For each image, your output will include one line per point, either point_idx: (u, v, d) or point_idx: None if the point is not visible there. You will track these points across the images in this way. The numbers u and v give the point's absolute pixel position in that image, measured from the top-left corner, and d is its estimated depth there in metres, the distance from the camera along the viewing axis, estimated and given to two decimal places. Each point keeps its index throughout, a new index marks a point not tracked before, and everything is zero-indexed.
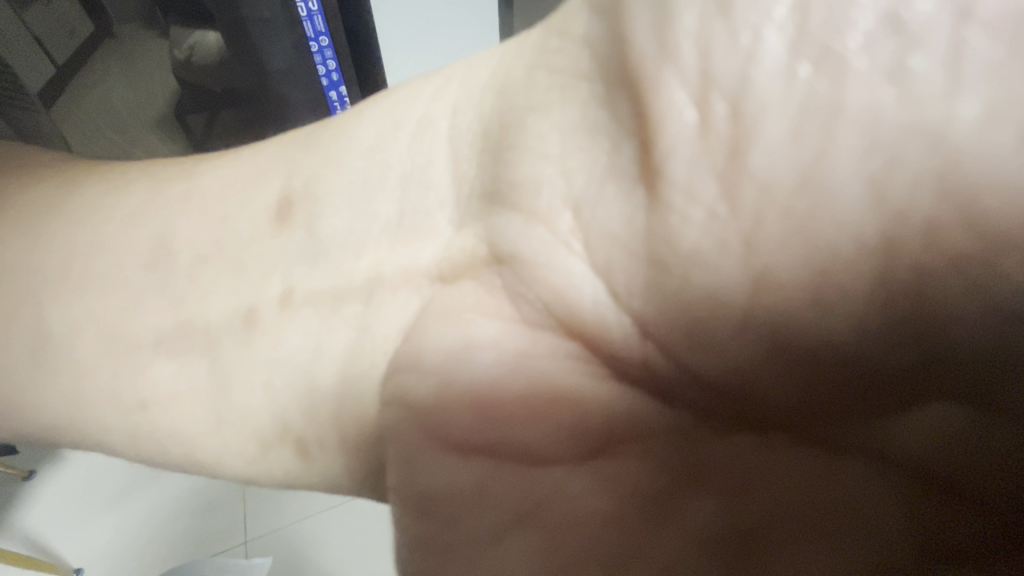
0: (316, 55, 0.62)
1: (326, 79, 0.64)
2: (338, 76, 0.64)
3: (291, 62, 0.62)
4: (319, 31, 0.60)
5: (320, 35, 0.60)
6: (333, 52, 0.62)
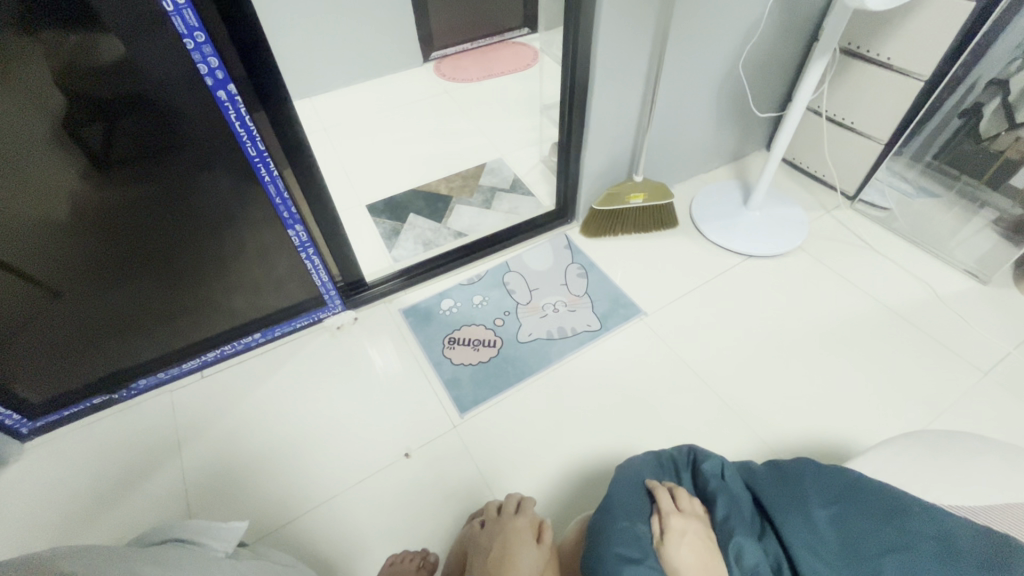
0: (194, 50, 0.77)
1: (212, 77, 0.81)
2: (221, 73, 0.82)
3: (171, 59, 0.78)
4: (192, 28, 0.75)
5: (194, 32, 0.76)
6: (209, 46, 0.78)
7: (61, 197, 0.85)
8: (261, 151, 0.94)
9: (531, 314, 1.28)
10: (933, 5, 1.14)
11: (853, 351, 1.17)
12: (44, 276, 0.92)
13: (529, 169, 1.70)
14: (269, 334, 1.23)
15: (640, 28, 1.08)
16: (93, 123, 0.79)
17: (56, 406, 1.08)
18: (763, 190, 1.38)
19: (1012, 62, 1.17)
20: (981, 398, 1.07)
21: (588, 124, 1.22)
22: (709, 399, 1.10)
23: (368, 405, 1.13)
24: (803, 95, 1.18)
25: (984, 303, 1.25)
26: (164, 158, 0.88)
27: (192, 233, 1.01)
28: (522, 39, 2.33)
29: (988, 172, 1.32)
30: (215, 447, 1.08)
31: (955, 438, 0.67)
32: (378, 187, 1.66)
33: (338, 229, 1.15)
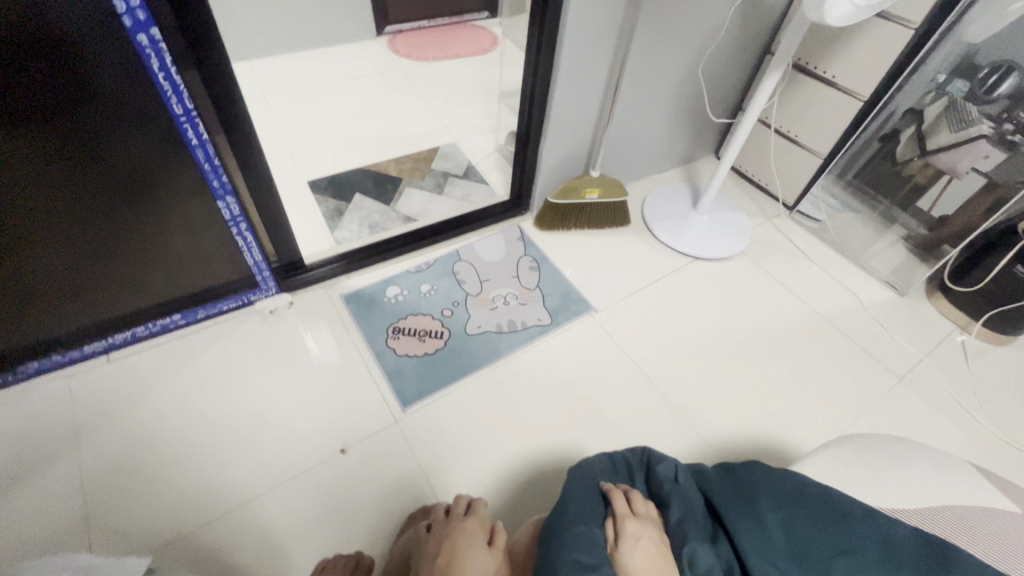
0: None
1: (131, 19, 0.70)
2: (143, 15, 0.71)
3: None
4: None
5: None
6: None
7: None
8: (189, 109, 0.83)
9: (481, 306, 1.24)
10: (877, 30, 1.21)
11: (788, 353, 1.23)
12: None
13: (483, 156, 1.65)
14: (189, 316, 1.12)
15: (606, 23, 1.06)
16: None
17: None
18: (712, 195, 1.41)
19: (927, 93, 1.27)
20: (896, 403, 1.16)
21: (548, 115, 1.19)
22: (654, 397, 1.12)
23: (302, 396, 1.04)
24: (756, 106, 1.21)
25: (900, 313, 1.34)
26: (68, 110, 0.75)
27: (99, 199, 0.88)
28: (481, 22, 2.26)
29: (900, 193, 1.44)
30: (119, 442, 0.96)
31: (886, 442, 0.71)
32: (320, 162, 1.55)
33: (275, 203, 1.05)
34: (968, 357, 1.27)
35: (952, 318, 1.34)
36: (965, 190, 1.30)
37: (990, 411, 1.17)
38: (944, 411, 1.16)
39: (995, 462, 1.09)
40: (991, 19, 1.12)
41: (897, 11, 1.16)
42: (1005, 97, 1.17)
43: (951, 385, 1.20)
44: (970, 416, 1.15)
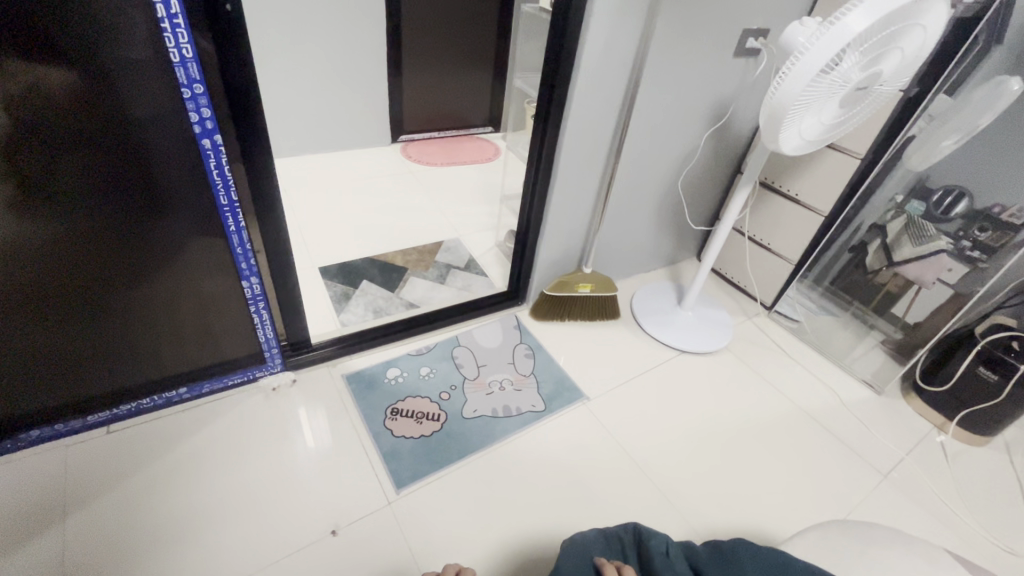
0: (189, 100, 0.81)
1: (200, 127, 0.84)
2: (211, 124, 0.85)
3: (163, 107, 0.81)
4: (193, 80, 0.79)
5: (194, 83, 0.79)
6: (205, 97, 0.81)
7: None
8: (233, 201, 0.95)
9: (477, 390, 1.28)
10: (829, 157, 1.41)
11: (774, 446, 1.26)
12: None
13: (483, 251, 1.78)
14: (195, 390, 1.15)
15: (596, 144, 1.24)
16: (41, 151, 0.76)
17: None
18: (695, 293, 1.53)
19: (887, 212, 1.45)
20: (883, 499, 1.17)
21: (546, 216, 1.33)
22: (646, 486, 1.13)
23: (296, 475, 1.05)
24: (730, 216, 1.36)
25: (880, 412, 1.40)
26: (112, 195, 0.86)
27: (120, 274, 0.96)
28: (485, 135, 2.54)
29: (874, 299, 1.58)
30: (105, 515, 0.94)
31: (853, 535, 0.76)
32: (333, 250, 1.67)
33: (293, 285, 1.14)
34: (948, 456, 1.30)
35: (928, 417, 1.39)
36: (933, 298, 1.42)
37: (976, 512, 1.18)
38: (931, 511, 1.17)
39: (989, 565, 1.08)
40: (930, 152, 1.32)
41: (844, 143, 1.37)
42: (961, 216, 1.32)
43: (935, 484, 1.23)
44: (958, 517, 1.16)
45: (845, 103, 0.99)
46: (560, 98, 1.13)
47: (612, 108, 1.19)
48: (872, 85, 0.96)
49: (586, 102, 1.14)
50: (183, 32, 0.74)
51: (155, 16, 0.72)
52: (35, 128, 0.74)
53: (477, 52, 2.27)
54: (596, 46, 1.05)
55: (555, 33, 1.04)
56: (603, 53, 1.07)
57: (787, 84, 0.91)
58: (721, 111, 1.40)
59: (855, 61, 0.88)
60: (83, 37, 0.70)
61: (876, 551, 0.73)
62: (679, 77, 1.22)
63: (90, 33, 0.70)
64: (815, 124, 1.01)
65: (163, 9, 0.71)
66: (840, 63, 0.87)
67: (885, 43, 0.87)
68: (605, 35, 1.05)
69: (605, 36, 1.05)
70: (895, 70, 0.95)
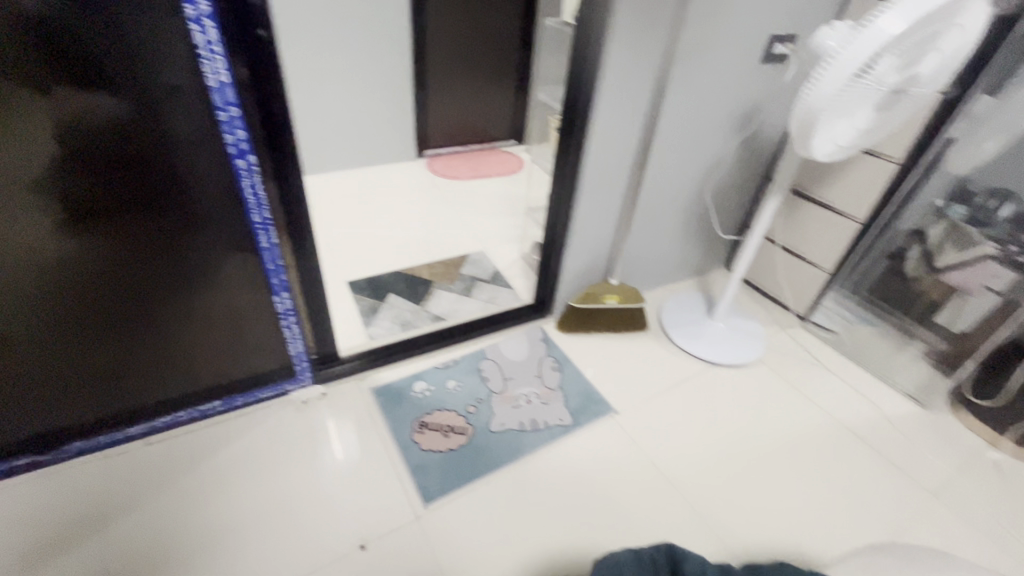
0: (225, 122, 0.84)
1: (236, 148, 0.87)
2: (246, 144, 0.87)
3: (200, 129, 0.84)
4: (229, 102, 0.82)
5: (229, 106, 0.82)
6: (240, 119, 0.84)
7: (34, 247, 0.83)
8: (266, 219, 0.98)
9: (504, 404, 1.27)
10: (864, 162, 1.36)
11: (813, 463, 1.21)
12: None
13: (509, 263, 1.78)
14: (228, 403, 1.18)
15: (621, 155, 1.24)
16: (87, 175, 0.80)
17: None
18: (725, 304, 1.49)
19: (927, 216, 1.39)
20: (932, 520, 1.11)
21: (571, 228, 1.32)
22: (678, 503, 1.10)
23: (326, 488, 1.06)
24: (760, 224, 1.33)
25: (926, 427, 1.33)
26: (152, 216, 0.89)
27: (158, 292, 0.99)
28: (510, 148, 2.56)
29: (915, 306, 1.51)
30: (144, 525, 0.97)
31: None
32: (361, 264, 1.70)
33: (323, 300, 1.17)
34: (1003, 475, 1.23)
35: (979, 433, 1.32)
36: (979, 307, 1.36)
37: None
38: (986, 534, 1.10)
39: None
40: (972, 154, 1.26)
41: (879, 148, 1.32)
42: (1007, 221, 1.26)
43: (990, 505, 1.15)
44: (1016, 541, 1.09)
45: (881, 107, 0.96)
46: (584, 109, 1.13)
47: (637, 119, 1.19)
48: (909, 87, 0.93)
49: (610, 113, 1.14)
50: (219, 57, 0.77)
51: (193, 44, 0.75)
52: (81, 154, 0.78)
53: (500, 66, 2.30)
54: (620, 56, 1.05)
55: (578, 45, 1.04)
56: (627, 63, 1.07)
57: (819, 89, 0.88)
58: (749, 118, 1.38)
59: (891, 63, 0.85)
60: (128, 67, 0.74)
61: None
62: (704, 85, 1.21)
63: (133, 61, 0.73)
64: (848, 129, 0.98)
65: (201, 36, 0.74)
66: (874, 66, 0.85)
67: (922, 44, 0.84)
68: (629, 46, 1.05)
69: (629, 47, 1.05)
70: (934, 72, 0.92)
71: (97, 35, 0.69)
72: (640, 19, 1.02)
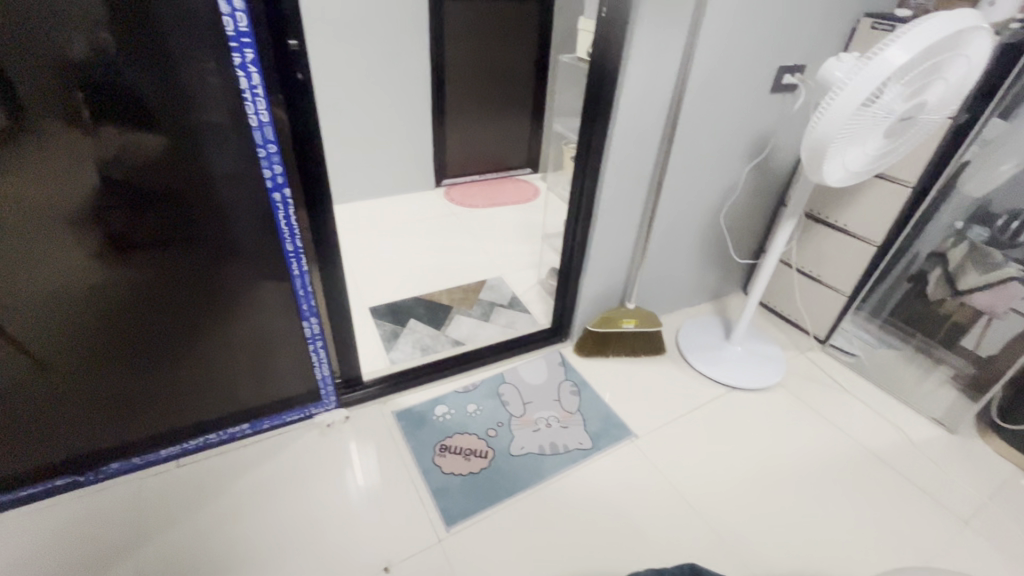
0: (264, 159, 0.90)
1: (272, 182, 0.93)
2: (282, 179, 0.93)
3: (240, 165, 0.90)
4: (268, 140, 0.88)
5: (268, 143, 0.88)
6: (277, 156, 0.90)
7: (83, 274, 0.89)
8: (298, 248, 1.03)
9: (523, 428, 1.28)
10: (877, 187, 1.38)
11: (838, 488, 1.19)
12: (33, 346, 0.92)
13: (526, 288, 1.82)
14: (256, 426, 1.21)
15: (635, 182, 1.28)
16: (136, 208, 0.86)
17: (32, 479, 1.05)
18: (743, 327, 1.50)
19: (947, 239, 1.40)
20: (966, 548, 1.08)
21: (589, 254, 1.36)
22: (701, 528, 1.09)
23: (350, 510, 1.07)
24: (776, 248, 1.34)
25: (955, 452, 1.30)
26: (191, 245, 0.95)
27: (192, 316, 1.04)
28: (525, 176, 2.63)
29: (942, 329, 1.49)
30: (173, 546, 0.99)
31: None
32: (382, 290, 1.74)
33: (348, 325, 1.20)
34: None
35: (1012, 458, 1.29)
36: (1007, 329, 1.32)
37: None
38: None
39: None
40: (987, 177, 1.29)
41: (892, 172, 1.34)
42: None
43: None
44: None
45: (891, 134, 0.99)
46: (599, 140, 1.17)
47: (650, 148, 1.23)
48: (917, 115, 0.96)
49: (624, 143, 1.18)
50: (261, 99, 0.84)
51: (238, 87, 0.81)
52: (131, 187, 0.84)
53: (515, 99, 2.39)
54: (632, 91, 1.11)
55: (593, 80, 1.10)
56: (639, 95, 1.12)
57: (828, 119, 0.91)
58: (761, 145, 1.41)
59: (898, 92, 0.88)
60: (177, 108, 0.80)
61: None
62: (716, 116, 1.25)
63: (183, 102, 0.80)
64: (859, 155, 1.01)
65: (246, 81, 0.81)
66: (881, 96, 0.88)
67: (927, 74, 0.87)
68: (641, 81, 1.10)
69: (641, 80, 1.10)
70: (941, 99, 0.94)
71: (152, 80, 0.76)
72: (650, 56, 1.08)
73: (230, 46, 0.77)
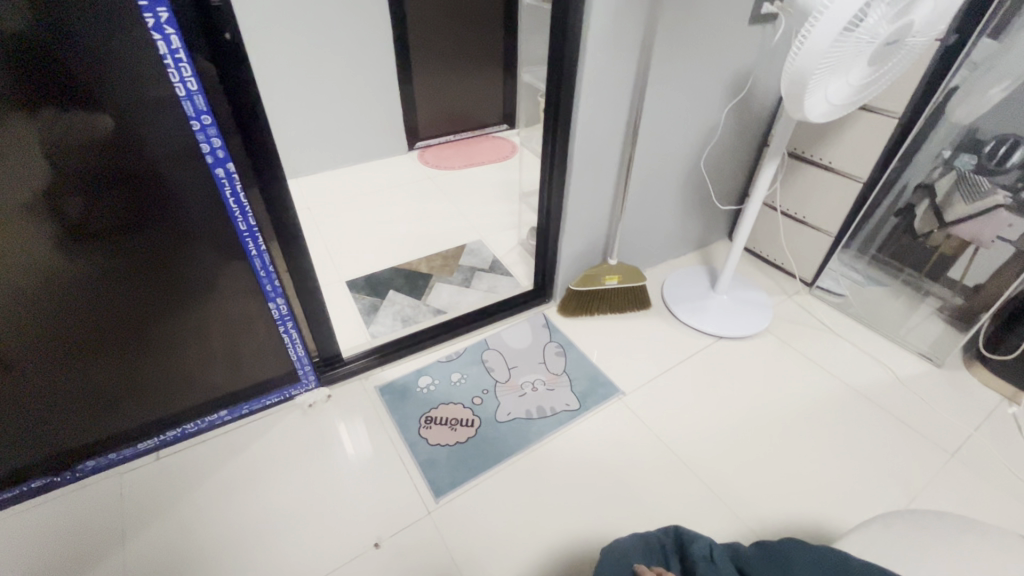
0: (200, 132, 0.82)
1: (213, 157, 0.86)
2: (223, 153, 0.86)
3: (176, 141, 0.82)
4: (201, 111, 0.80)
5: (202, 115, 0.81)
6: (214, 128, 0.83)
7: (21, 275, 0.82)
8: (252, 226, 0.97)
9: (509, 393, 1.27)
10: (862, 120, 1.32)
11: (825, 431, 1.19)
12: None
13: (507, 250, 1.77)
14: (235, 412, 1.19)
15: (610, 132, 1.21)
16: (68, 197, 0.79)
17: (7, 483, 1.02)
18: (728, 276, 1.47)
19: (935, 169, 1.35)
20: (951, 480, 1.09)
21: (566, 211, 1.30)
22: (690, 481, 1.09)
23: (337, 489, 1.06)
24: (759, 191, 1.29)
25: (941, 386, 1.31)
26: (138, 232, 0.89)
27: (154, 305, 0.99)
28: (501, 133, 2.54)
29: (928, 263, 1.46)
30: (160, 539, 0.98)
31: (915, 525, 0.71)
32: (358, 262, 1.69)
33: (320, 303, 1.16)
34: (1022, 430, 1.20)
35: (997, 388, 1.29)
36: (993, 258, 1.30)
37: None
38: (1007, 490, 1.08)
39: None
40: (976, 103, 1.22)
41: (878, 103, 1.28)
42: (1016, 167, 1.20)
43: (1010, 461, 1.13)
44: None
45: (875, 60, 0.92)
46: (569, 87, 1.10)
47: (624, 94, 1.16)
48: (903, 38, 0.89)
49: (597, 90, 1.11)
50: (186, 66, 0.75)
51: (158, 54, 0.73)
52: (64, 172, 0.77)
53: (485, 51, 2.26)
54: (601, 30, 1.02)
55: (558, 21, 1.01)
56: (610, 35, 1.04)
57: (808, 47, 0.85)
58: (740, 83, 1.33)
59: (883, 13, 0.81)
60: (102, 82, 0.72)
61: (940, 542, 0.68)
62: (692, 54, 1.17)
63: (107, 75, 0.72)
64: (842, 86, 0.95)
65: (165, 45, 0.72)
66: (866, 18, 0.81)
67: None
68: (610, 20, 1.01)
69: (611, 18, 1.01)
70: (929, 19, 0.88)
71: (69, 52, 0.68)
72: None
73: (140, 5, 0.68)
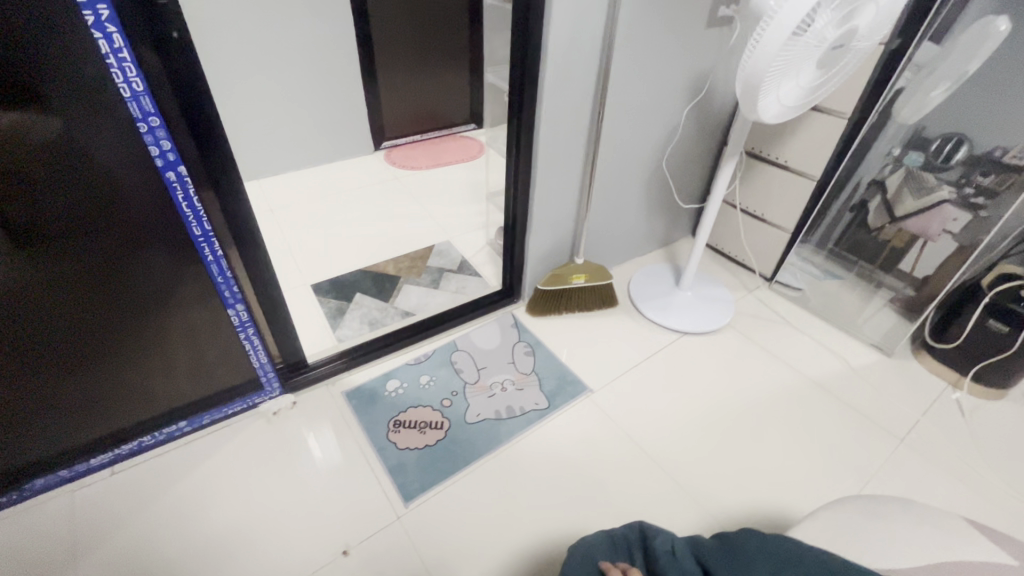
0: (147, 134, 0.79)
1: (162, 160, 0.82)
2: (173, 155, 0.82)
3: (121, 142, 0.78)
4: (148, 113, 0.77)
5: (149, 116, 0.77)
6: (163, 130, 0.79)
7: None
8: (207, 232, 0.93)
9: (479, 394, 1.27)
10: (814, 120, 1.37)
11: (786, 421, 1.24)
12: None
13: (475, 251, 1.76)
14: (195, 422, 1.14)
15: (574, 132, 1.22)
16: (10, 198, 0.75)
17: None
18: (691, 273, 1.50)
19: (885, 167, 1.41)
20: (901, 465, 1.15)
21: (533, 212, 1.31)
22: (657, 474, 1.11)
23: (304, 498, 1.04)
24: (719, 189, 1.32)
25: (891, 374, 1.37)
26: (85, 237, 0.85)
27: (105, 311, 0.95)
28: (469, 132, 2.53)
29: (881, 256, 1.53)
30: (115, 558, 0.94)
31: (865, 511, 0.75)
32: (323, 265, 1.66)
33: (281, 309, 1.13)
34: (965, 414, 1.27)
35: (942, 375, 1.36)
36: (940, 251, 1.38)
37: (997, 468, 1.16)
38: (952, 472, 1.14)
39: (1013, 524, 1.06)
40: (921, 102, 1.27)
41: (830, 105, 1.33)
42: (960, 163, 1.29)
43: (954, 444, 1.20)
44: (979, 476, 1.14)
45: (824, 64, 0.95)
46: (532, 89, 1.10)
47: (586, 94, 1.17)
48: (849, 42, 0.93)
49: (559, 91, 1.11)
50: (129, 65, 0.72)
51: (99, 52, 0.69)
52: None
53: (450, 50, 2.25)
54: (562, 33, 1.02)
55: (518, 23, 1.01)
56: (569, 37, 1.04)
57: (761, 51, 0.87)
58: (700, 83, 1.36)
59: (830, 18, 0.84)
60: (41, 82, 0.69)
61: (889, 525, 0.71)
62: (652, 55, 1.19)
63: (47, 76, 0.69)
64: (794, 88, 0.98)
65: (106, 44, 0.69)
66: (814, 23, 0.83)
67: None
68: (572, 18, 1.01)
69: (571, 20, 1.02)
70: (872, 25, 0.91)
71: (5, 53, 0.65)
72: None
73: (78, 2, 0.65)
